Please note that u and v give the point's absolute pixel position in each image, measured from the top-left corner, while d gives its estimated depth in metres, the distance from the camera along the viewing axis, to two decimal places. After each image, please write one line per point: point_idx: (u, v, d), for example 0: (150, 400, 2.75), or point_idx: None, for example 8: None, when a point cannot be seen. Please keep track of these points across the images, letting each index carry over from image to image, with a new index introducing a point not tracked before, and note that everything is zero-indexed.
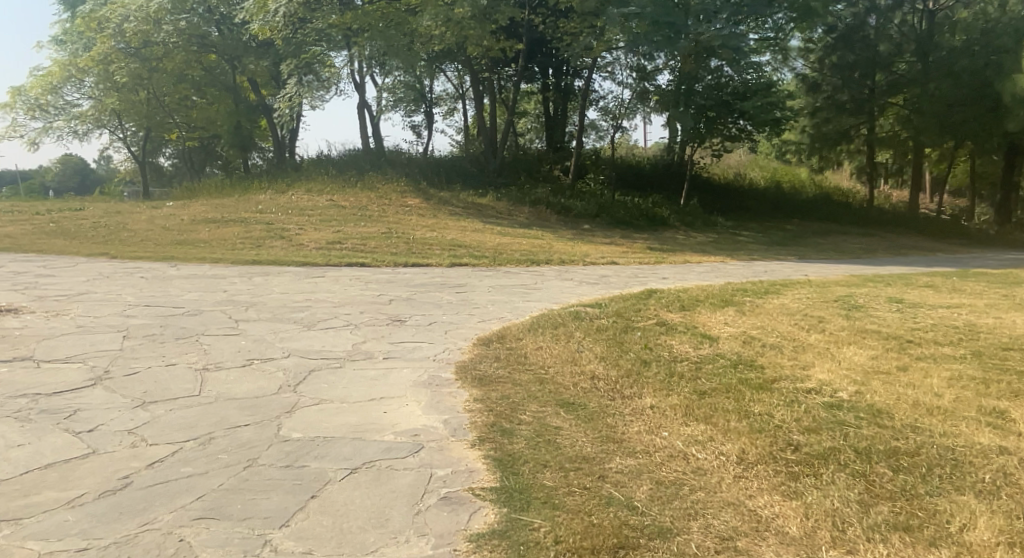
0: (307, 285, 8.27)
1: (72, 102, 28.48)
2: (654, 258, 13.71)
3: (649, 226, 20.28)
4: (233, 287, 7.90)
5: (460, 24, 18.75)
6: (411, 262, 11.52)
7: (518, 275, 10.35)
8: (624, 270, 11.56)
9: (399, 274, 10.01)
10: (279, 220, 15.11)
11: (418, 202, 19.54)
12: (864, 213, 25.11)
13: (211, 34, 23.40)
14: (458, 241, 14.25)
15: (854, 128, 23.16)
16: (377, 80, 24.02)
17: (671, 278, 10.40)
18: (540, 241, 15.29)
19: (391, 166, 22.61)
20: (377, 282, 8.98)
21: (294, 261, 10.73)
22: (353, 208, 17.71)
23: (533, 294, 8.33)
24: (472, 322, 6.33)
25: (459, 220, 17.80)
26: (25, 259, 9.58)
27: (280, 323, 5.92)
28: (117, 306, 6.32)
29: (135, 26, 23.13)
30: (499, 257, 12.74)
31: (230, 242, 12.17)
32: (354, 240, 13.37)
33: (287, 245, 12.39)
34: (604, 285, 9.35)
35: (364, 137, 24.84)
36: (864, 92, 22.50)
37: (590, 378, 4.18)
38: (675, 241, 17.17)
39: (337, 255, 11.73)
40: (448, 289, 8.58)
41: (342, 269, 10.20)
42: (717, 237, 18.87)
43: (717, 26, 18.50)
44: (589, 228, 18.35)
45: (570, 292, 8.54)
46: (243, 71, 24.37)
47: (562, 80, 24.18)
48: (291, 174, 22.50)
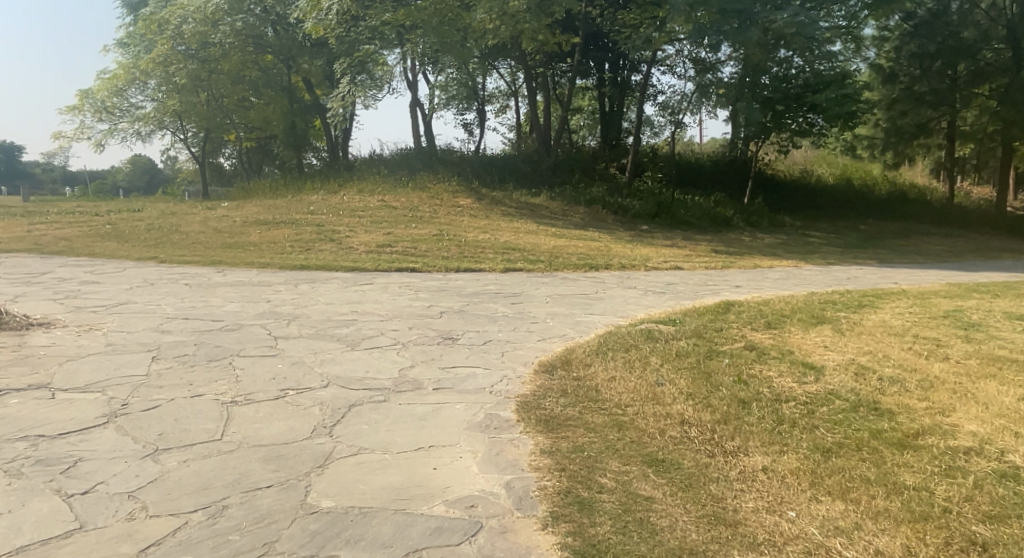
0: (354, 295, 7.80)
1: (136, 104, 29.13)
2: (722, 263, 12.80)
3: (712, 227, 19.23)
4: (279, 296, 7.48)
5: (515, 18, 18.11)
6: (463, 267, 10.96)
7: (577, 283, 9.66)
8: (690, 276, 10.73)
9: (451, 281, 9.47)
10: (330, 221, 14.82)
11: (471, 202, 19.04)
12: (945, 212, 23.38)
13: (268, 34, 23.46)
14: (513, 244, 13.65)
15: (934, 120, 21.53)
16: (429, 77, 23.70)
17: (744, 286, 9.52)
18: (597, 244, 14.54)
19: (443, 165, 22.19)
20: (427, 290, 8.45)
21: (343, 266, 10.30)
22: (404, 209, 17.34)
23: (595, 305, 7.64)
24: (531, 341, 5.69)
25: (512, 220, 17.20)
26: (76, 263, 9.44)
27: (321, 341, 5.40)
28: (155, 319, 5.93)
29: (194, 28, 23.32)
30: (555, 261, 12.07)
31: (279, 245, 11.89)
32: (404, 243, 12.92)
33: (337, 248, 12.01)
34: (672, 295, 8.57)
35: (416, 136, 24.60)
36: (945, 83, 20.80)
37: (679, 423, 3.47)
38: (741, 244, 16.15)
39: (387, 259, 11.28)
40: (503, 299, 7.98)
41: (392, 276, 9.73)
42: (786, 239, 17.70)
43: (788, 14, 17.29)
44: (648, 229, 17.50)
45: (636, 303, 7.80)
46: (298, 72, 24.40)
47: (619, 74, 23.33)
48: (344, 174, 22.36)
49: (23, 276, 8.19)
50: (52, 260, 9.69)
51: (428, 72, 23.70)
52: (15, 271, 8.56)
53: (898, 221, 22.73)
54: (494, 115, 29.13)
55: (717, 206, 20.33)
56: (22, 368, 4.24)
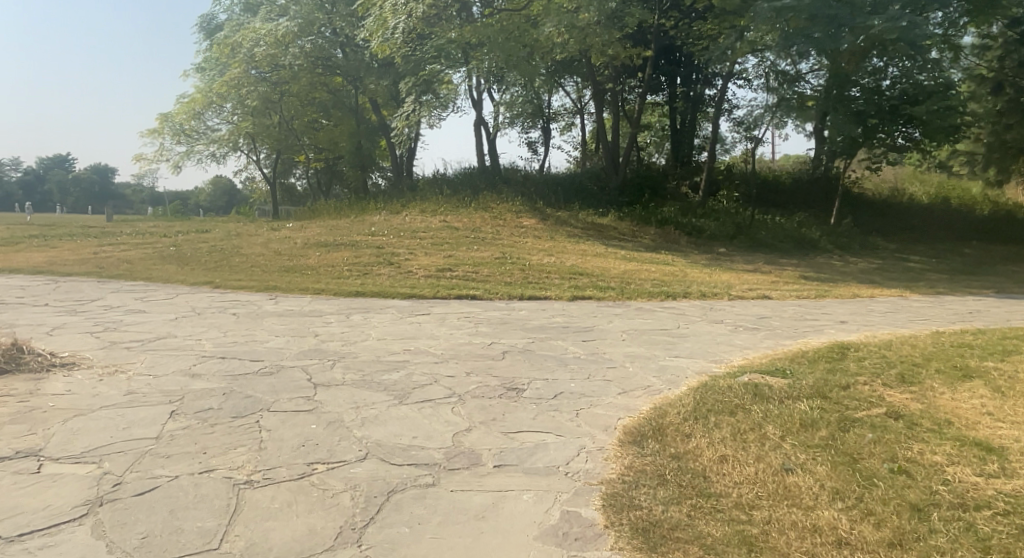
0: (408, 328, 7.07)
1: (212, 127, 29.84)
2: (814, 292, 11.53)
3: (796, 249, 17.79)
4: (328, 330, 6.83)
5: (584, 31, 17.26)
6: (527, 294, 10.13)
7: (654, 315, 8.66)
8: (782, 308, 9.54)
9: (515, 311, 8.64)
10: (390, 243, 14.31)
11: (535, 222, 18.31)
12: None
13: (336, 55, 23.44)
14: (580, 268, 12.74)
15: None
16: (494, 95, 23.35)
17: (850, 322, 8.30)
18: (672, 268, 13.48)
19: (507, 184, 21.54)
20: (488, 323, 7.65)
21: (400, 293, 9.64)
22: (466, 230, 16.76)
23: (679, 345, 6.63)
24: (611, 394, 4.75)
25: (580, 242, 16.32)
26: (130, 289, 9.14)
27: (364, 392, 4.64)
28: (188, 360, 5.34)
29: (264, 50, 23.22)
30: (627, 288, 11.08)
31: (337, 269, 11.39)
32: (465, 267, 12.23)
33: (395, 272, 11.42)
34: (768, 332, 7.46)
35: (480, 155, 24.16)
36: None
37: (836, 545, 2.49)
38: (831, 270, 14.74)
39: (447, 284, 10.57)
40: (573, 335, 7.08)
41: (452, 305, 9.00)
42: (882, 264, 16.12)
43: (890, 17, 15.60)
44: (726, 252, 16.27)
45: (730, 343, 6.74)
46: (365, 92, 24.23)
47: (692, 89, 22.30)
48: (406, 194, 22.01)
49: (73, 303, 7.86)
50: (109, 285, 9.45)
51: (493, 90, 23.34)
52: (68, 297, 8.28)
53: (1006, 244, 20.63)
54: (559, 133, 28.51)
55: (801, 227, 18.89)
56: (18, 427, 3.64)
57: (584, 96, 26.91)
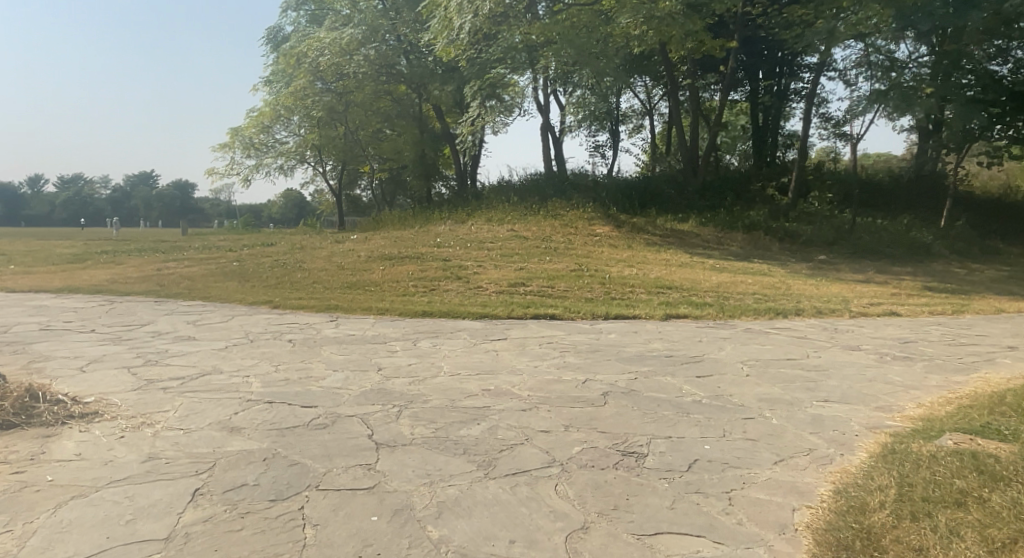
0: (485, 360, 6.03)
1: (280, 140, 29.89)
2: (948, 309, 9.94)
3: (907, 256, 15.96)
4: (394, 362, 5.86)
5: (664, 22, 16.04)
6: (614, 313, 8.96)
7: (772, 339, 7.35)
8: (922, 330, 8.04)
9: (605, 336, 7.49)
10: (457, 255, 13.39)
11: (610, 229, 17.15)
12: None
13: (400, 64, 22.70)
14: (668, 281, 11.45)
15: None
16: (560, 99, 22.41)
17: (1020, 349, 6.80)
18: (770, 279, 12.04)
19: (577, 190, 20.38)
20: (577, 351, 6.53)
21: (472, 313, 8.64)
22: (536, 239, 15.74)
23: (822, 384, 5.34)
24: (765, 464, 3.56)
25: (660, 251, 15.01)
26: (184, 311, 8.46)
27: (439, 458, 3.59)
28: (228, 407, 4.43)
29: (330, 59, 22.51)
30: (727, 303, 9.75)
31: (402, 285, 10.51)
32: (539, 281, 11.15)
33: (464, 288, 10.47)
34: (925, 364, 6.06)
35: (547, 160, 23.17)
36: None
37: None
38: (956, 281, 12.95)
39: (522, 301, 9.52)
40: (682, 368, 5.88)
41: (531, 328, 7.93)
42: (1011, 273, 14.23)
43: None
44: (827, 260, 14.64)
45: (887, 382, 5.40)
46: (429, 99, 23.42)
47: (776, 83, 20.91)
48: (472, 203, 21.17)
49: (121, 328, 7.19)
50: (164, 306, 8.83)
51: (560, 92, 22.46)
52: (118, 321, 7.63)
53: None
54: (628, 135, 27.28)
55: (910, 232, 17.02)
56: None
57: (654, 97, 25.64)
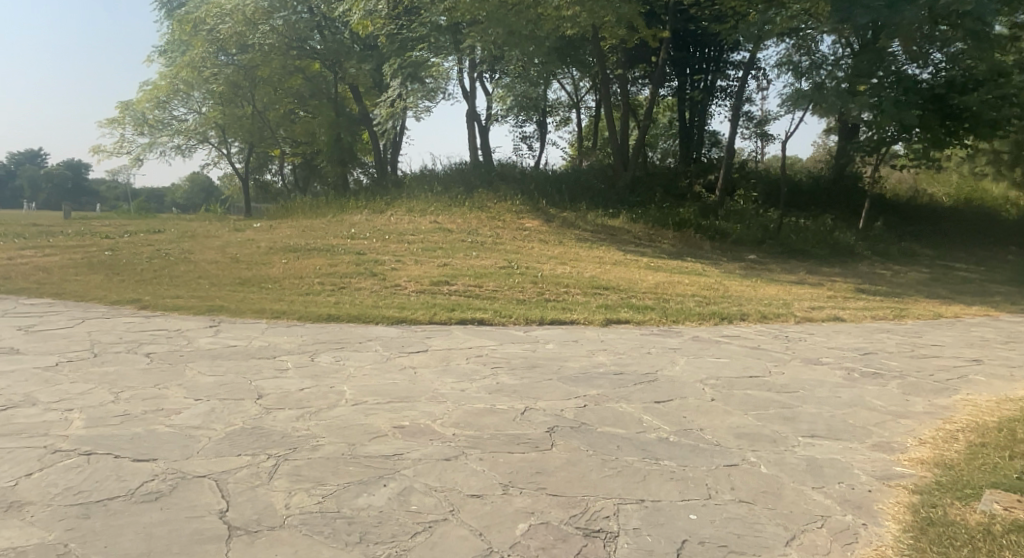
0: (400, 382, 4.87)
1: (178, 117, 27.23)
2: (890, 314, 9.59)
3: (833, 257, 15.96)
4: (282, 386, 4.61)
5: (598, 3, 15.30)
6: (549, 318, 7.98)
7: (726, 351, 6.56)
8: (876, 339, 7.54)
9: (542, 347, 6.47)
10: (372, 248, 12.05)
11: (538, 224, 16.27)
12: None
13: (314, 39, 20.91)
14: (603, 280, 10.63)
15: None
16: (487, 85, 21.34)
17: (985, 363, 6.34)
18: (706, 279, 11.46)
19: (503, 182, 19.38)
20: (511, 369, 5.48)
21: (388, 317, 7.44)
22: (461, 232, 14.65)
23: (801, 412, 4.52)
24: (776, 549, 2.61)
25: (593, 248, 14.22)
26: (22, 313, 6.79)
27: (321, 552, 2.43)
28: (20, 465, 3.08)
29: (231, 28, 20.95)
30: (668, 307, 8.96)
31: (306, 282, 9.12)
32: (464, 279, 10.03)
33: (379, 286, 9.21)
34: (901, 384, 5.40)
35: (472, 149, 22.09)
36: None
37: None
38: (886, 283, 12.93)
39: (445, 303, 8.38)
40: (638, 390, 4.95)
41: (456, 337, 6.82)
42: (932, 276, 14.45)
43: None
44: (759, 260, 14.34)
45: (871, 408, 4.66)
46: (346, 79, 21.72)
47: (703, 79, 20.59)
48: (391, 191, 19.78)
49: None
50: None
51: (486, 79, 21.39)
52: None
53: None
54: (555, 128, 26.57)
55: (834, 232, 17.05)
56: None
57: (580, 90, 25.04)
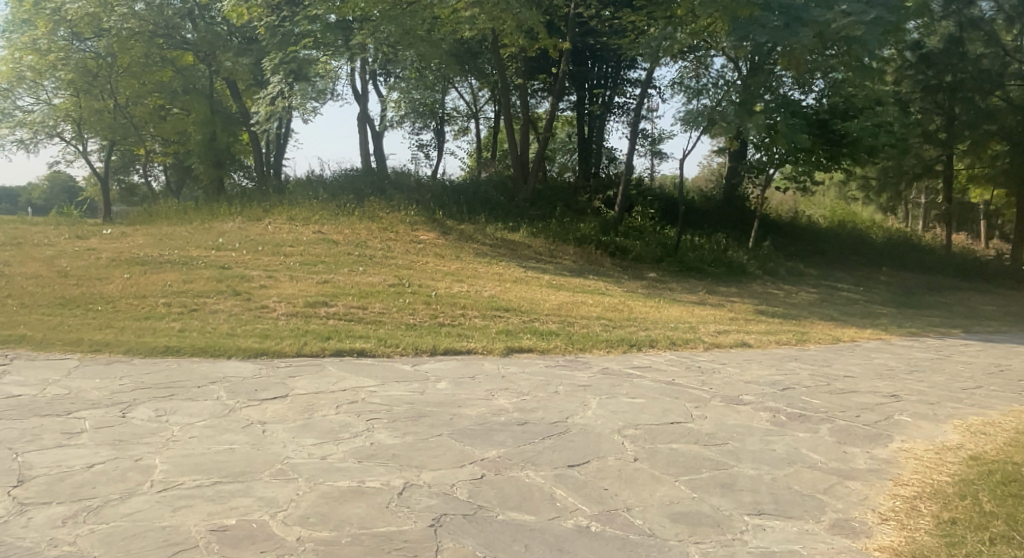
0: (240, 449, 3.71)
1: (23, 108, 23.90)
2: (792, 338, 9.33)
3: (728, 276, 16.03)
4: (61, 464, 3.33)
5: (498, 6, 14.62)
6: (442, 347, 6.96)
7: (640, 389, 5.82)
8: (790, 369, 7.11)
9: (431, 387, 5.43)
10: (240, 262, 10.51)
11: (434, 236, 15.22)
12: (944, 261, 22.19)
13: (185, 28, 18.82)
14: (502, 300, 9.74)
15: (935, 161, 21.16)
16: (380, 88, 20.06)
17: (905, 398, 5.98)
18: (611, 299, 10.88)
19: (397, 191, 18.21)
20: (390, 422, 4.41)
21: (244, 349, 6.14)
22: (347, 244, 13.36)
23: (738, 476, 3.78)
24: None
25: (492, 263, 13.35)
26: None
27: None
28: None
29: (82, 8, 18.47)
30: (573, 332, 8.18)
31: (147, 304, 7.56)
32: (347, 300, 8.78)
33: (242, 308, 7.81)
34: (833, 429, 4.84)
35: (364, 155, 20.73)
36: (939, 120, 20.59)
37: None
38: (781, 304, 12.95)
39: (320, 330, 7.13)
40: (547, 450, 4.04)
41: (327, 375, 5.65)
42: (821, 296, 14.74)
43: (846, 7, 13.96)
44: (660, 279, 14.04)
45: (813, 467, 4.00)
46: (220, 73, 19.57)
47: (601, 95, 20.37)
48: (272, 197, 18.03)
49: None
50: None
51: (379, 82, 20.13)
52: None
53: (906, 274, 20.74)
54: (453, 137, 25.67)
55: (728, 251, 17.17)
56: None
57: (480, 99, 24.29)
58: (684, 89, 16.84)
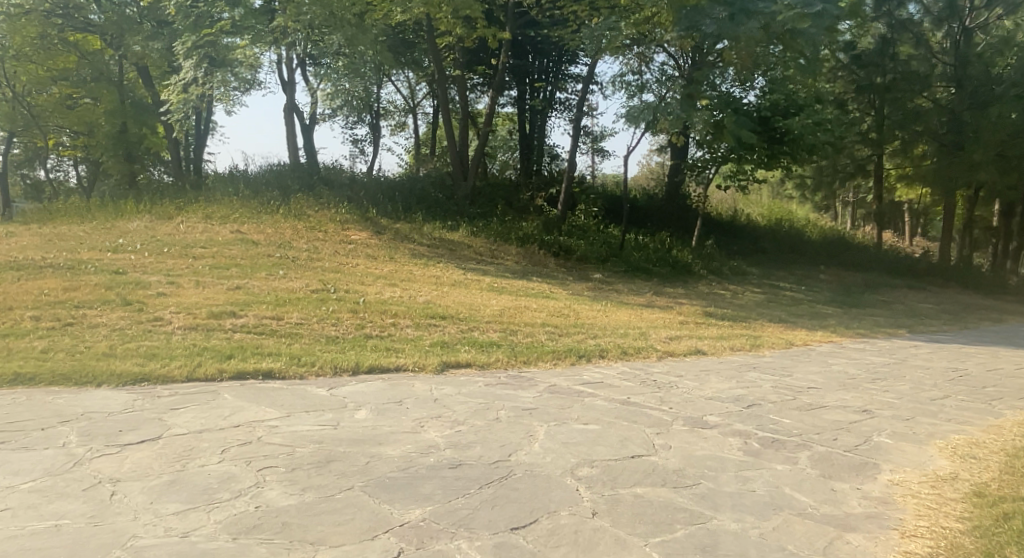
0: (68, 527, 2.75)
1: None
2: (746, 344, 8.83)
3: (673, 276, 15.62)
4: None
5: None
6: (367, 364, 6.05)
7: (592, 411, 5.09)
8: (751, 381, 6.52)
9: (347, 419, 4.53)
10: (138, 266, 9.27)
11: (366, 236, 14.19)
12: (878, 259, 22.55)
13: (89, 9, 17.17)
14: (438, 307, 8.88)
15: (869, 161, 21.44)
16: (309, 78, 18.82)
17: (878, 414, 5.46)
18: (555, 304, 10.16)
19: (327, 187, 17.08)
20: (288, 472, 3.51)
21: (119, 374, 5.08)
22: (269, 245, 12.21)
23: (720, 533, 3.06)
24: None
25: (429, 265, 12.47)
26: None
27: None
28: None
29: None
30: (516, 343, 7.39)
31: (10, 318, 6.35)
32: (259, 309, 7.74)
33: (130, 320, 6.69)
34: (814, 459, 4.22)
35: (292, 149, 19.42)
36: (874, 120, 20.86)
37: None
38: (729, 305, 12.57)
39: (222, 347, 6.12)
40: (483, 505, 3.23)
41: (222, 405, 4.69)
42: (768, 296, 14.47)
43: None
44: (606, 280, 13.47)
45: (804, 516, 3.32)
46: (129, 58, 17.89)
47: (543, 89, 19.68)
48: (188, 193, 16.59)
49: None
50: None
51: (308, 70, 18.87)
52: None
53: (844, 273, 20.90)
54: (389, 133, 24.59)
55: (672, 250, 16.77)
56: None
57: (417, 93, 23.30)
58: (627, 82, 16.35)
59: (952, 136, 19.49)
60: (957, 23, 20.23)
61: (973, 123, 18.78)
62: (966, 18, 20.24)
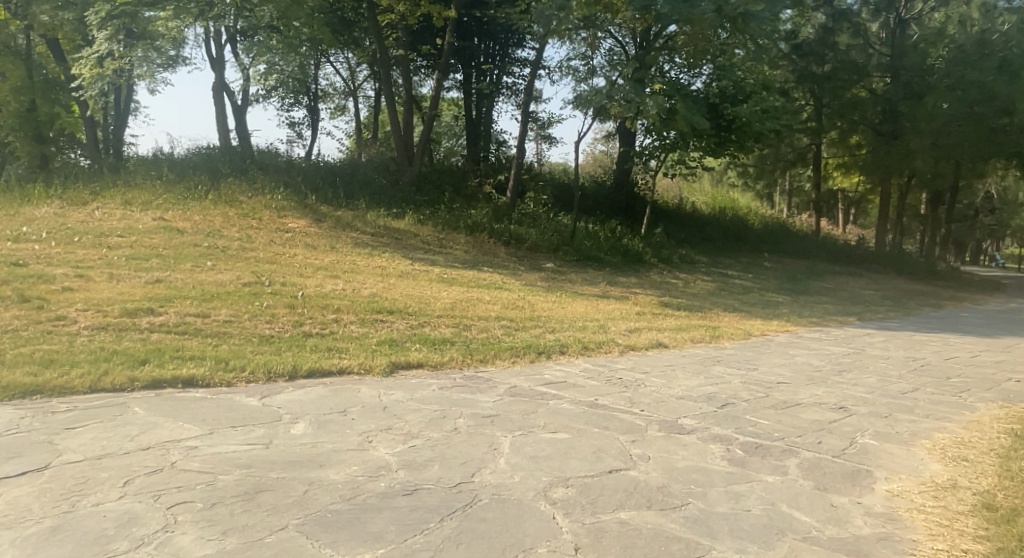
0: None
1: None
2: (706, 335, 8.55)
3: (625, 264, 15.36)
4: None
5: None
6: (306, 367, 5.42)
7: (559, 417, 4.62)
8: (719, 377, 6.18)
9: (281, 435, 3.91)
10: (41, 257, 8.26)
11: (305, 224, 13.34)
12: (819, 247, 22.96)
13: None
14: (384, 300, 8.25)
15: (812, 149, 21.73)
16: (240, 55, 17.64)
17: (854, 411, 5.19)
18: (508, 295, 9.65)
19: (262, 172, 16.05)
20: (207, 509, 2.89)
21: (4, 387, 4.30)
22: (197, 233, 11.26)
23: None
24: None
25: (372, 255, 11.77)
26: None
27: None
28: None
29: None
30: (469, 339, 6.85)
31: None
32: (182, 304, 6.94)
33: (25, 320, 5.83)
34: (804, 467, 3.86)
35: (223, 131, 18.22)
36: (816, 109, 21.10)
37: None
38: (683, 294, 12.34)
39: (137, 349, 5.37)
40: (446, 545, 2.70)
41: (132, 422, 3.99)
42: (719, 285, 14.35)
43: None
44: (558, 269, 13.04)
45: (810, 541, 2.93)
46: (36, 29, 16.34)
47: (490, 73, 19.03)
48: (106, 176, 15.28)
49: None
50: None
51: (238, 46, 17.68)
52: None
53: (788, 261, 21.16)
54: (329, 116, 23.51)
55: (623, 238, 16.51)
56: None
57: (358, 75, 22.30)
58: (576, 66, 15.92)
59: (888, 125, 19.80)
60: (894, 14, 20.62)
61: (910, 113, 19.20)
62: (902, 10, 20.65)
